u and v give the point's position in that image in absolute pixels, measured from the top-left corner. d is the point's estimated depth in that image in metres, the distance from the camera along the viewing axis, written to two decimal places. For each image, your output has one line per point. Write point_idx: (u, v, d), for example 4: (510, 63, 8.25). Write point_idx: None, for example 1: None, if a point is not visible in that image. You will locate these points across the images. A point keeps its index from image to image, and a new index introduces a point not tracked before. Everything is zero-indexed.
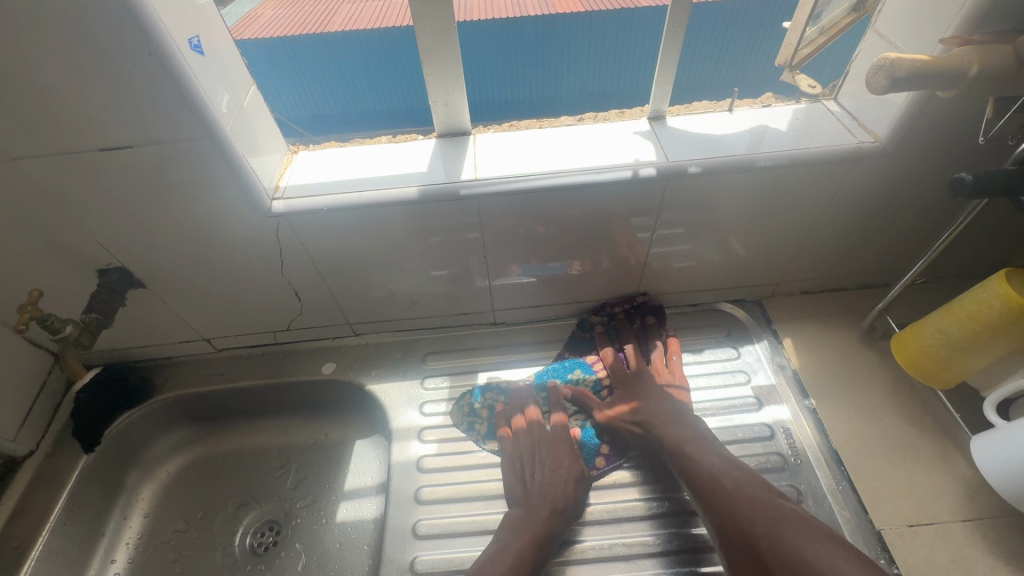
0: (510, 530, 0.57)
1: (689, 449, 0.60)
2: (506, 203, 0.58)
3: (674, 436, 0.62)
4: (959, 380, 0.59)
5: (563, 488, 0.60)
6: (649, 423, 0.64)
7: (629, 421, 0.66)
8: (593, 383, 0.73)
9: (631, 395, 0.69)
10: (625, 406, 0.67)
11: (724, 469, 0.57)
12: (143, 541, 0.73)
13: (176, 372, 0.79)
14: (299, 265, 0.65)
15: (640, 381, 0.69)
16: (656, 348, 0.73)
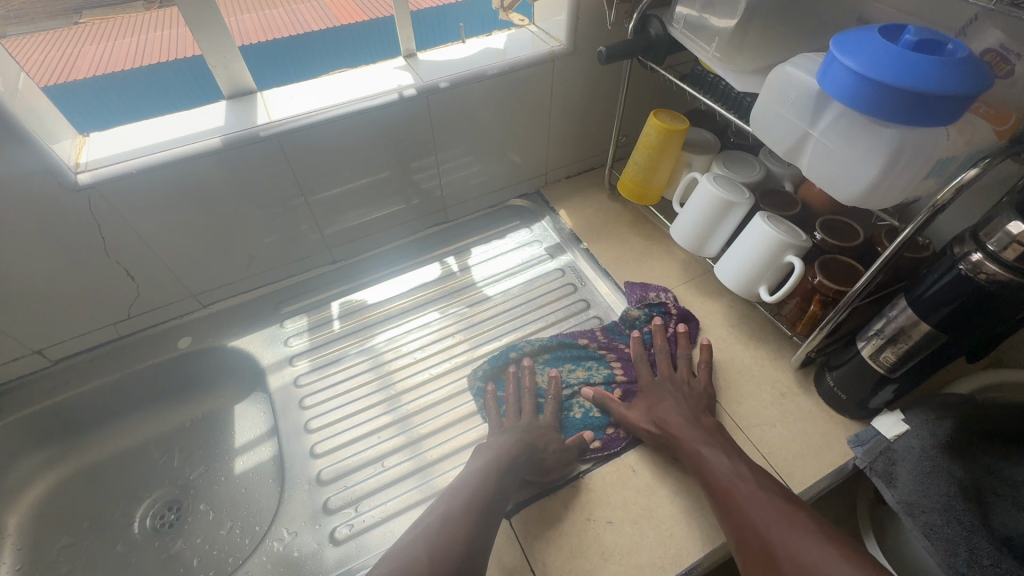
0: (480, 462, 0.59)
1: (706, 454, 0.59)
2: (304, 137, 0.71)
3: (694, 435, 0.61)
4: (659, 195, 0.86)
5: (545, 436, 0.64)
6: (667, 428, 0.63)
7: (648, 427, 0.65)
8: (605, 377, 0.73)
9: (649, 393, 0.69)
10: (644, 411, 0.67)
11: (741, 468, 0.57)
12: (24, 569, 0.71)
13: (7, 399, 0.75)
14: (124, 239, 0.69)
15: (666, 384, 0.69)
16: (683, 353, 0.73)
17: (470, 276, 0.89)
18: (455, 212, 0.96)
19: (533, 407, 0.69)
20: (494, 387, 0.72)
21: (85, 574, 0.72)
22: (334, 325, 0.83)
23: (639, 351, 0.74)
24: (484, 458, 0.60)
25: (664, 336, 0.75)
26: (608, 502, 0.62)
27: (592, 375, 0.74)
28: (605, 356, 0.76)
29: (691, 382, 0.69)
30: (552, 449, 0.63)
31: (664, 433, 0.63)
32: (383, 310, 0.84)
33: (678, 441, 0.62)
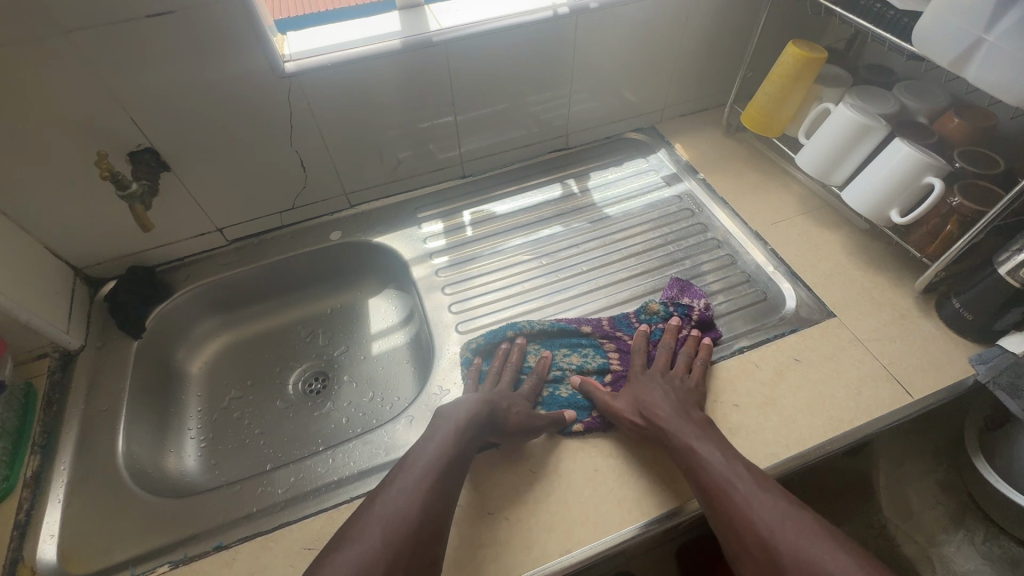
0: (439, 437, 0.60)
1: (701, 450, 0.58)
2: (467, 46, 0.77)
3: (683, 433, 0.60)
4: (783, 128, 0.89)
5: (511, 406, 0.65)
6: (654, 418, 0.62)
7: (630, 418, 0.63)
8: (599, 365, 0.73)
9: (636, 384, 0.68)
10: (628, 403, 0.65)
11: (734, 466, 0.56)
12: (206, 410, 0.84)
13: (194, 269, 0.88)
14: (306, 131, 0.79)
15: (653, 380, 0.67)
16: (686, 353, 0.70)
17: (590, 197, 0.94)
18: (575, 139, 1.01)
19: (512, 378, 0.70)
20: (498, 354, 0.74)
21: (253, 421, 0.84)
22: (467, 230, 0.91)
23: (638, 348, 0.72)
24: (449, 420, 0.61)
25: (673, 334, 0.72)
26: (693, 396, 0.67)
27: (585, 363, 0.73)
28: (559, 357, 0.74)
29: (687, 380, 0.67)
30: (515, 410, 0.64)
31: (649, 426, 0.62)
32: (511, 221, 0.92)
33: (668, 436, 0.60)
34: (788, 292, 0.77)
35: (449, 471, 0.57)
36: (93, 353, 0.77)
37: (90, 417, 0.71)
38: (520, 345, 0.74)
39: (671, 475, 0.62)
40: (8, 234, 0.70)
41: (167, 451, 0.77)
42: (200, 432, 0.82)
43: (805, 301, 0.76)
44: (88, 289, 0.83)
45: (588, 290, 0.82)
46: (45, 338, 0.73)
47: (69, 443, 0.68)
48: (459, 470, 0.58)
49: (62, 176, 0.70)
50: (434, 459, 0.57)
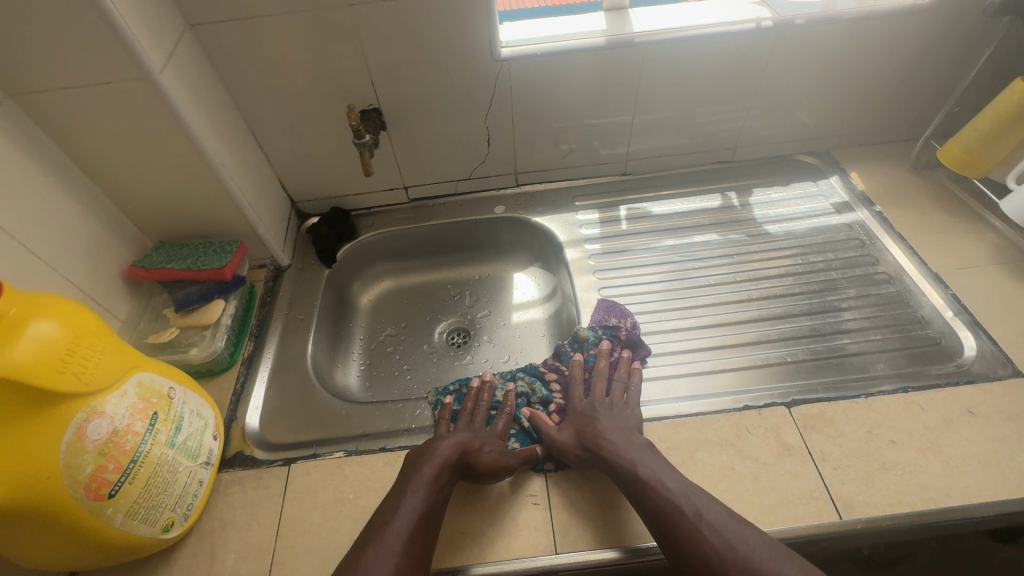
0: (406, 490, 0.58)
1: (643, 469, 0.59)
2: (665, 49, 0.82)
3: (630, 451, 0.61)
4: (987, 170, 0.82)
5: (484, 443, 0.65)
6: (599, 446, 0.62)
7: (577, 452, 0.63)
8: (544, 398, 0.74)
9: (581, 415, 0.68)
10: (572, 434, 0.65)
11: (677, 490, 0.56)
12: (367, 340, 0.97)
13: (378, 218, 1.01)
14: (501, 110, 0.88)
15: (593, 410, 0.68)
16: (621, 376, 0.72)
17: (751, 213, 0.94)
18: (742, 154, 1.01)
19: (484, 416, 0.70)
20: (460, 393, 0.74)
21: (403, 358, 0.95)
22: (621, 224, 0.95)
23: (571, 380, 0.74)
24: (412, 473, 0.60)
25: (606, 359, 0.74)
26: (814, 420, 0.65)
27: (531, 396, 0.74)
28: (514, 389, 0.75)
29: (625, 407, 0.68)
30: (487, 450, 0.64)
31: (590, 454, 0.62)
32: (665, 222, 0.94)
33: (608, 455, 0.61)
34: (970, 343, 0.72)
35: (422, 537, 0.56)
36: (296, 272, 0.92)
37: (289, 323, 0.85)
38: (484, 382, 0.75)
39: (608, 496, 0.63)
40: (258, 163, 0.87)
41: (337, 366, 0.89)
42: (361, 357, 0.94)
43: (989, 357, 0.70)
44: (297, 220, 0.99)
45: (740, 299, 0.82)
46: (267, 252, 0.89)
47: (274, 340, 0.82)
48: (443, 503, 0.59)
49: (307, 121, 0.85)
50: (406, 518, 0.56)
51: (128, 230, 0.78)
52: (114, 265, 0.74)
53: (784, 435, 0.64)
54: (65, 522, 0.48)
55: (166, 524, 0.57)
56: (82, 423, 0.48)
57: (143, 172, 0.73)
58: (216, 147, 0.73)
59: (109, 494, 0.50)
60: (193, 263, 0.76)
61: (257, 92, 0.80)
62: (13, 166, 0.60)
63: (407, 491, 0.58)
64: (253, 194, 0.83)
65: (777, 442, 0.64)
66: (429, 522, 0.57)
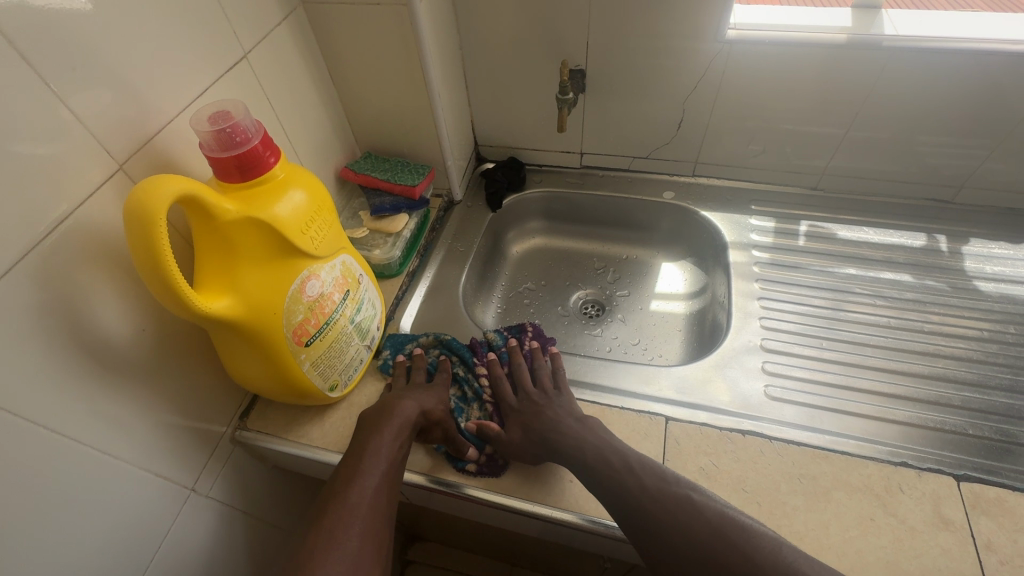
0: (373, 455, 0.60)
1: (595, 455, 0.60)
2: (915, 59, 0.73)
3: (577, 433, 0.63)
4: None
5: (438, 405, 0.68)
6: (539, 430, 0.64)
7: (521, 439, 0.64)
8: (475, 391, 0.73)
9: (514, 413, 0.69)
10: (519, 427, 0.66)
11: (619, 464, 0.59)
12: (508, 286, 1.02)
13: (547, 177, 1.05)
14: (703, 94, 0.85)
15: (526, 403, 0.69)
16: (540, 365, 0.74)
17: (961, 263, 0.82)
18: (967, 197, 0.88)
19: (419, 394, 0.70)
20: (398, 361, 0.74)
21: (537, 312, 0.99)
22: (798, 239, 0.88)
23: (492, 370, 0.74)
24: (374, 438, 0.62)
25: (517, 353, 0.76)
26: (987, 505, 0.57)
27: (462, 385, 0.74)
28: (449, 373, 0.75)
29: (563, 393, 0.70)
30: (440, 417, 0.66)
31: (535, 439, 0.64)
32: (852, 248, 0.86)
33: (563, 443, 0.62)
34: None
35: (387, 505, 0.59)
36: (465, 207, 1.00)
37: (450, 251, 0.93)
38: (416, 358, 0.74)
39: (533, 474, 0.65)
40: (461, 102, 0.94)
41: (480, 301, 0.96)
42: (499, 300, 1.00)
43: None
44: (476, 162, 1.06)
45: (924, 351, 0.73)
46: (446, 183, 0.97)
47: (436, 262, 0.91)
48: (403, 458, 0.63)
49: (515, 70, 0.90)
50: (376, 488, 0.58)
51: (348, 137, 0.90)
52: (333, 162, 0.86)
53: (945, 507, 0.57)
54: (274, 355, 0.58)
55: (332, 385, 0.67)
56: (304, 279, 0.58)
57: (374, 88, 0.83)
58: (437, 77, 0.81)
59: (306, 343, 0.60)
60: (392, 177, 0.86)
61: (481, 34, 0.86)
62: (290, 61, 0.73)
63: (369, 452, 0.61)
64: (451, 127, 0.91)
65: (935, 512, 0.57)
66: (392, 480, 0.60)
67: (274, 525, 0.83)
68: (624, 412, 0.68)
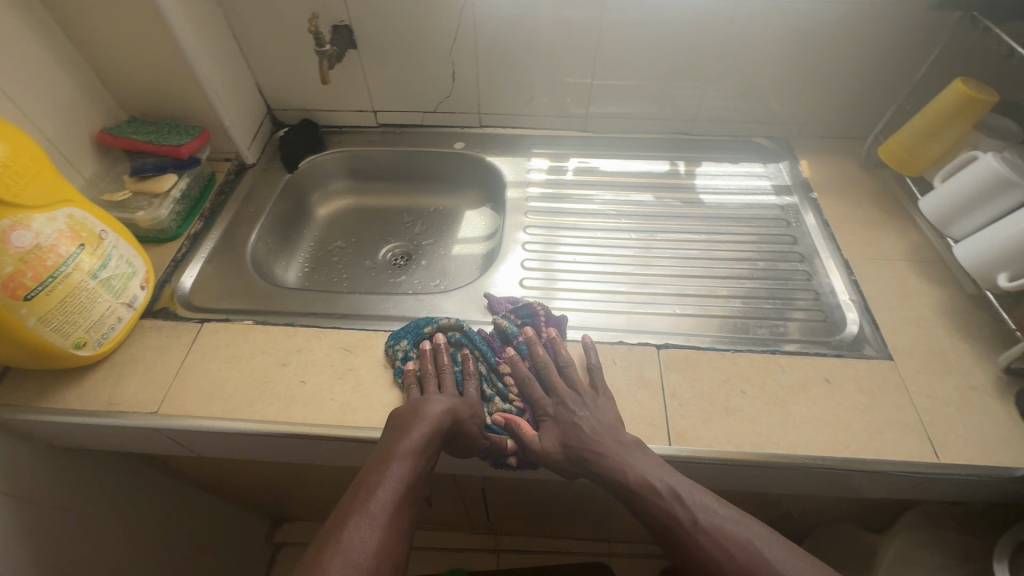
0: (392, 465, 0.58)
1: (610, 466, 0.60)
2: (623, 5, 0.84)
3: (609, 448, 0.61)
4: (923, 168, 0.83)
5: (473, 415, 0.65)
6: (584, 445, 0.62)
7: (559, 451, 0.64)
8: (499, 390, 0.70)
9: (557, 419, 0.66)
10: (554, 435, 0.65)
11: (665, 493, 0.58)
12: (317, 246, 1.04)
13: (347, 137, 1.07)
14: (463, 46, 0.92)
15: (562, 407, 0.66)
16: (563, 360, 0.69)
17: (692, 181, 0.97)
18: (701, 128, 1.03)
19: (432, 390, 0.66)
20: (414, 364, 0.68)
21: (345, 267, 1.02)
22: (567, 173, 0.99)
23: (515, 366, 0.70)
24: (382, 451, 0.59)
25: (537, 345, 0.71)
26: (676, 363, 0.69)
27: (485, 383, 0.71)
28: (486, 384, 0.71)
29: (597, 396, 0.66)
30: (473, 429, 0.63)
31: (574, 455, 0.63)
32: (609, 178, 0.98)
33: (597, 461, 0.61)
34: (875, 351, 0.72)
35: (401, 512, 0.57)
36: (259, 170, 1.00)
37: (241, 213, 0.93)
38: (426, 349, 0.70)
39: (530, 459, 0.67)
40: (236, 64, 0.94)
41: (281, 260, 0.97)
42: (306, 259, 1.01)
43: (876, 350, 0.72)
44: (270, 127, 1.05)
45: (658, 256, 0.86)
46: (232, 147, 0.96)
47: (223, 224, 0.90)
48: (426, 470, 0.60)
49: (284, 29, 0.91)
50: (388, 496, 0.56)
51: (105, 101, 0.87)
52: (85, 127, 0.82)
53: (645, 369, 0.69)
54: None
55: (78, 343, 0.65)
56: (6, 229, 0.56)
57: (120, 47, 0.80)
58: (188, 34, 0.80)
59: (25, 297, 0.58)
60: (156, 138, 0.84)
61: None
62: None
63: (397, 459, 0.58)
64: (223, 88, 0.90)
65: (636, 376, 0.68)
66: (411, 484, 0.58)
67: (64, 510, 0.79)
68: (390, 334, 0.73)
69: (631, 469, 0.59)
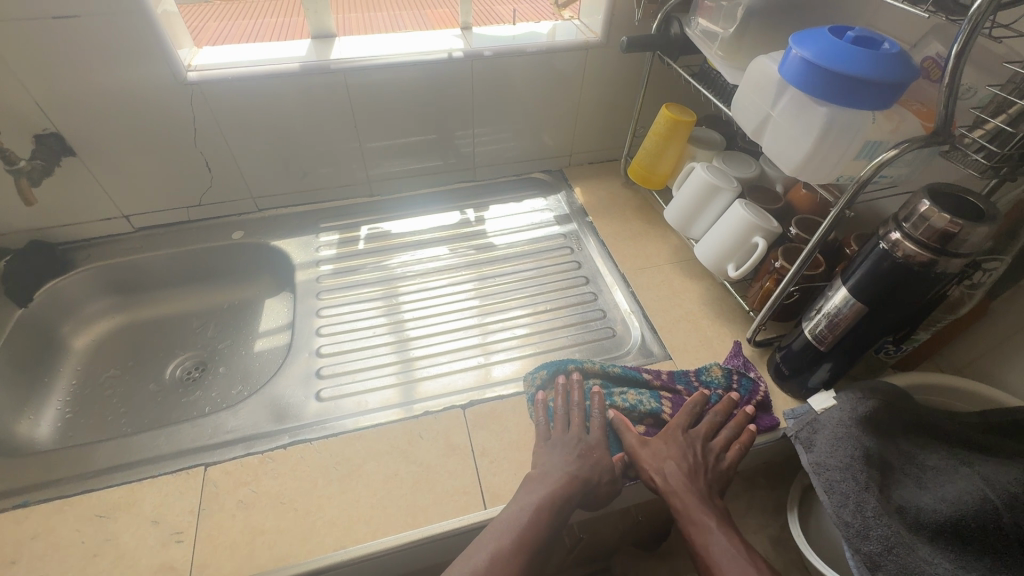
0: (558, 465, 0.62)
1: (698, 517, 0.61)
2: (362, 77, 0.85)
3: (699, 496, 0.62)
4: (663, 182, 0.95)
5: (596, 447, 0.65)
6: (679, 483, 0.63)
7: (659, 475, 0.64)
8: (651, 410, 0.71)
9: (672, 443, 0.66)
10: (664, 455, 0.65)
11: (728, 539, 0.60)
12: (79, 382, 0.88)
13: (98, 249, 0.93)
14: (210, 136, 0.86)
15: (691, 440, 0.67)
16: (734, 427, 0.69)
17: (483, 227, 1.00)
18: (483, 173, 1.08)
19: (550, 418, 0.68)
20: (545, 395, 0.71)
21: (121, 398, 0.87)
22: (359, 243, 0.97)
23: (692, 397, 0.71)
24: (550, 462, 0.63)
25: (727, 407, 0.70)
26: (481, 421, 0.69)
27: (642, 404, 0.71)
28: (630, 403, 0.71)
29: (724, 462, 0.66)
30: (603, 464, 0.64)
31: (670, 487, 0.63)
32: (402, 240, 0.98)
33: (686, 509, 0.62)
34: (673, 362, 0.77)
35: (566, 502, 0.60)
36: None
37: None
38: (574, 381, 0.71)
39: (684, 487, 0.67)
40: None
41: (25, 415, 0.79)
42: (65, 404, 0.84)
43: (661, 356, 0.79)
44: None
45: (461, 309, 0.86)
46: None
47: None
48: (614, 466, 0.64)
49: None
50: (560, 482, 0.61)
51: None
52: None
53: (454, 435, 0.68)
54: None
55: None
56: None
57: None
58: None
59: None
60: None
61: None
62: None
63: (572, 445, 0.65)
64: None
65: (445, 444, 0.67)
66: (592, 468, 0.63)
67: None
68: (158, 479, 0.63)
69: (704, 518, 0.61)
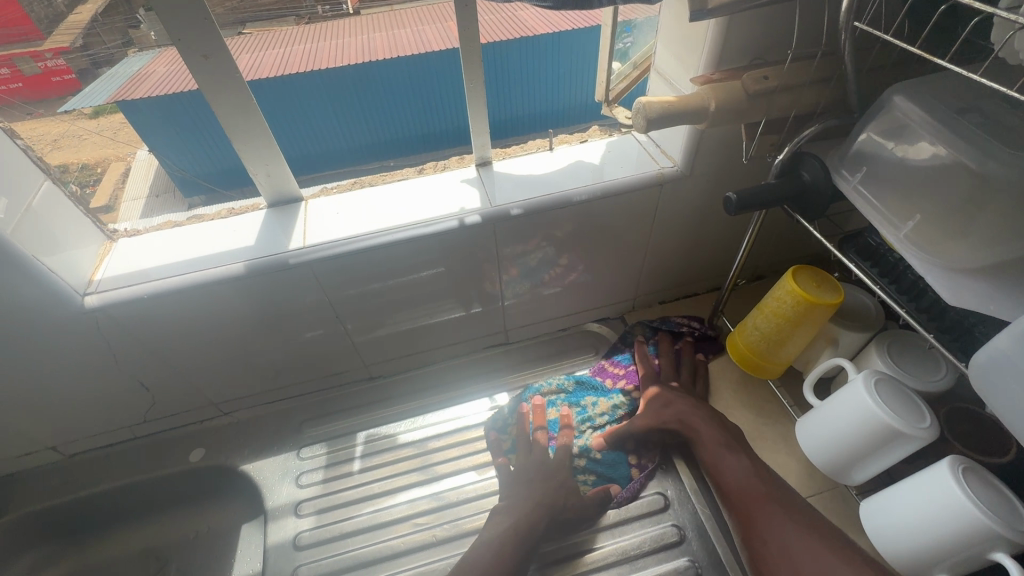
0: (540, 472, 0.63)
1: (700, 448, 0.60)
2: (336, 267, 0.59)
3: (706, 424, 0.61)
4: (786, 366, 0.64)
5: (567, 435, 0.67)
6: (688, 422, 0.63)
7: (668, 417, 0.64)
8: (628, 407, 0.70)
9: (660, 393, 0.67)
10: (656, 403, 0.66)
11: (741, 459, 0.57)
12: None
13: (18, 490, 0.70)
14: (138, 356, 0.61)
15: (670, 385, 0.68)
16: (688, 360, 0.72)
17: None
18: (517, 333, 0.81)
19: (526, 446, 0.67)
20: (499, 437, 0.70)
21: None
22: (353, 466, 0.71)
23: (643, 354, 0.73)
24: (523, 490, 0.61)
25: (670, 347, 0.74)
26: None
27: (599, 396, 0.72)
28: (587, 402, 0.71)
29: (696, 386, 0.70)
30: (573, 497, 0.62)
31: (674, 423, 0.63)
32: (413, 454, 0.71)
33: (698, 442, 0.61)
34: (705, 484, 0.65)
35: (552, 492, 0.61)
36: None
37: None
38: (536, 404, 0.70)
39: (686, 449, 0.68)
40: None
41: None
42: None
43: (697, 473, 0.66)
44: None
45: None
46: None
47: None
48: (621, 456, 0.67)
49: None
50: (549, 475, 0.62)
51: None
52: None
53: None
54: None
55: None
56: None
57: None
58: None
59: None
60: None
61: None
62: None
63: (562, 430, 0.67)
64: None
65: None
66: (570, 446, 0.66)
67: None
68: None
69: (709, 437, 0.60)
